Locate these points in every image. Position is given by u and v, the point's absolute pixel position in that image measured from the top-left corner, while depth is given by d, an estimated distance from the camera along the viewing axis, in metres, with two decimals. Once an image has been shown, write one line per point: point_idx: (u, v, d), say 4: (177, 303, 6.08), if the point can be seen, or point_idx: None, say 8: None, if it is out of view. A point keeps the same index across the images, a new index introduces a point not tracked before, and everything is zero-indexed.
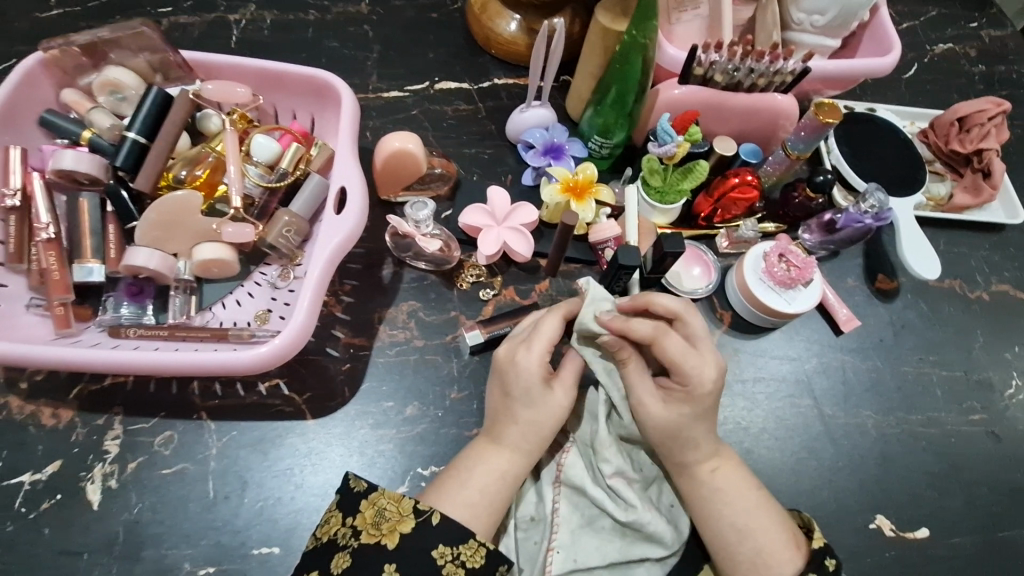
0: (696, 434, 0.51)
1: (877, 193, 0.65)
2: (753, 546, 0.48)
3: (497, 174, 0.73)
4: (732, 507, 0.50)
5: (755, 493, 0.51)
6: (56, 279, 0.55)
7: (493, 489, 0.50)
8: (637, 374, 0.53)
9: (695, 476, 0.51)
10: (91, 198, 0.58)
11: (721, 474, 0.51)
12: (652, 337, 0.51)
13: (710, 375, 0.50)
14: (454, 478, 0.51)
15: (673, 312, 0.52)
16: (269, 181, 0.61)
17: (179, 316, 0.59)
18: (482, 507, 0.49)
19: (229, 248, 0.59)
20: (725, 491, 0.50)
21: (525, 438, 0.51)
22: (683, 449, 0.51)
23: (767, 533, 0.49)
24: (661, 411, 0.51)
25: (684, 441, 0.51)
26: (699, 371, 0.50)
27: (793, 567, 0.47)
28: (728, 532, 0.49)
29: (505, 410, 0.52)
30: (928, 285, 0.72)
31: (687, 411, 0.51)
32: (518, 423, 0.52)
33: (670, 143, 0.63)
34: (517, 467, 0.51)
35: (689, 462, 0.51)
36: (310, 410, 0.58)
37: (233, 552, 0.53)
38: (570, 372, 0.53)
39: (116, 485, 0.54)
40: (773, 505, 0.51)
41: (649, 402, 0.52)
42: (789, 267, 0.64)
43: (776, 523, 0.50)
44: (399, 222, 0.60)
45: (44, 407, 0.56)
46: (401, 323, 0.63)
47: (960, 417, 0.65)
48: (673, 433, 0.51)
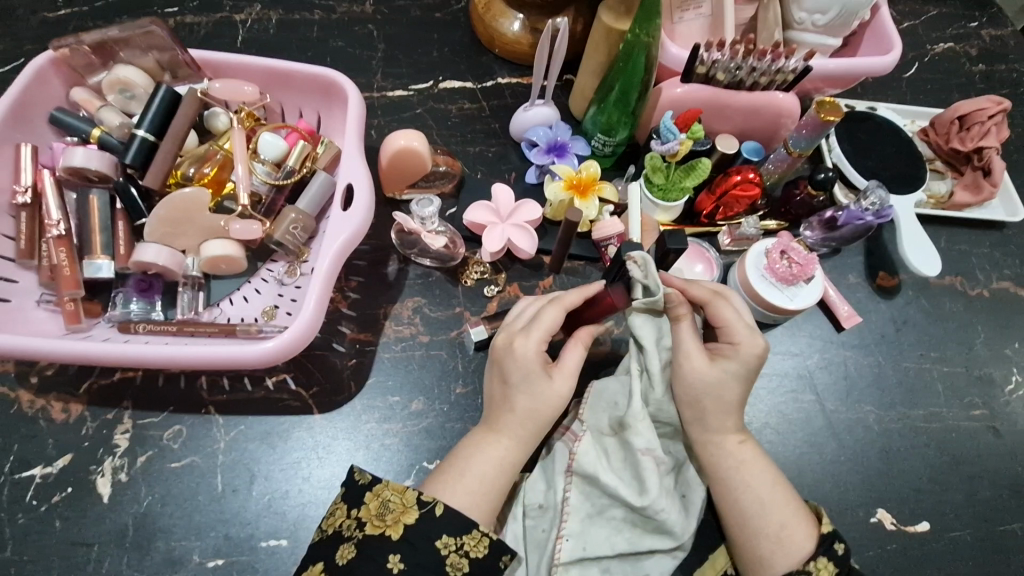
0: (734, 398, 0.53)
1: (880, 190, 0.65)
2: (780, 516, 0.50)
3: (501, 172, 0.73)
4: (757, 478, 0.52)
5: (772, 471, 0.53)
6: (66, 275, 0.56)
7: (498, 480, 0.51)
8: (687, 330, 0.53)
9: (721, 448, 0.53)
10: (101, 196, 0.58)
11: (748, 445, 0.53)
12: (710, 298, 0.55)
13: (758, 342, 0.54)
14: (459, 470, 0.51)
15: (717, 288, 0.57)
16: (276, 178, 0.62)
17: (187, 312, 0.60)
18: (487, 498, 0.50)
19: (236, 245, 0.59)
20: (746, 463, 0.52)
21: (528, 430, 0.52)
22: (720, 410, 0.52)
23: (788, 506, 0.50)
24: (706, 368, 0.52)
25: (723, 402, 0.52)
26: (747, 339, 0.54)
27: (816, 538, 0.49)
28: (755, 504, 0.50)
29: (505, 401, 0.53)
30: (929, 282, 0.72)
31: (731, 369, 0.52)
32: (520, 414, 0.52)
33: (672, 142, 0.64)
34: (519, 457, 0.52)
35: (717, 432, 0.53)
36: (317, 404, 0.59)
37: (242, 544, 0.53)
38: (571, 360, 0.54)
39: (126, 479, 0.54)
40: (789, 485, 0.53)
41: (696, 358, 0.52)
42: (791, 263, 0.65)
43: (793, 499, 0.51)
44: (405, 220, 0.61)
45: (54, 402, 0.57)
46: (407, 319, 0.64)
47: (961, 412, 0.66)
48: (713, 394, 0.52)
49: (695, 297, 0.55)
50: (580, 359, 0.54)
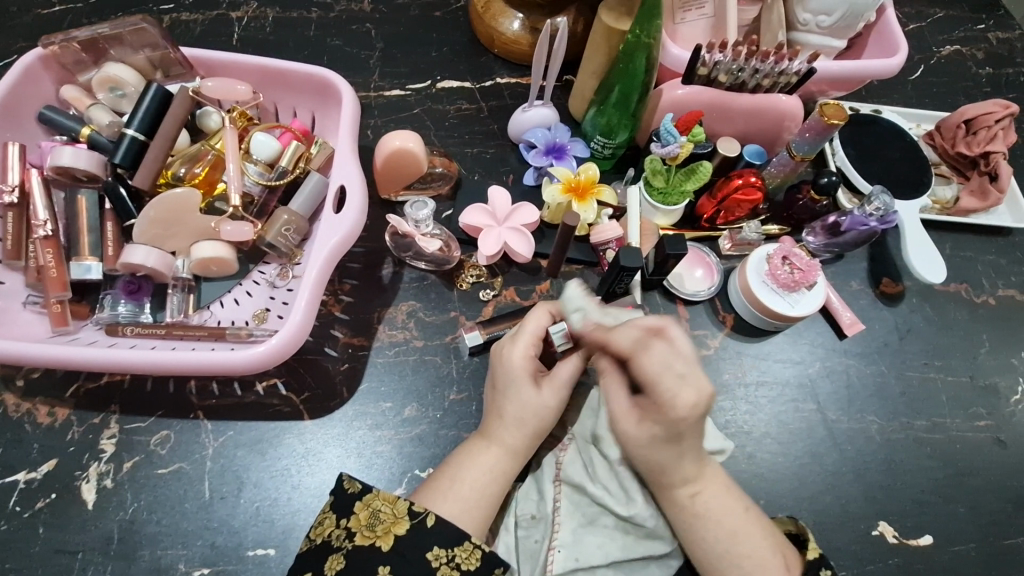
0: (670, 457, 0.48)
1: (885, 194, 0.64)
2: (740, 570, 0.47)
3: (499, 173, 0.72)
4: (717, 529, 0.49)
5: (744, 514, 0.50)
6: (54, 276, 0.55)
7: (495, 493, 0.50)
8: (615, 385, 0.49)
9: (674, 501, 0.49)
10: (89, 194, 0.58)
11: (701, 499, 0.49)
12: (630, 352, 0.46)
13: (687, 404, 0.44)
14: (451, 479, 0.50)
15: (629, 342, 0.46)
16: (269, 179, 0.61)
17: (177, 314, 0.58)
18: (481, 507, 0.49)
19: (228, 247, 0.58)
20: (704, 517, 0.49)
21: (526, 433, 0.52)
22: (658, 472, 0.49)
23: (755, 556, 0.47)
24: (636, 430, 0.48)
25: (658, 462, 0.48)
26: (672, 398, 0.44)
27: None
28: (716, 557, 0.48)
29: (507, 406, 0.52)
30: (934, 289, 0.71)
31: (657, 434, 0.47)
32: (520, 423, 0.52)
33: (673, 144, 0.62)
34: (518, 459, 0.52)
35: (666, 485, 0.49)
36: (308, 410, 0.58)
37: (229, 552, 0.52)
38: (563, 372, 0.52)
39: (111, 485, 0.53)
40: (764, 524, 0.50)
41: (623, 420, 0.48)
42: (793, 269, 0.63)
43: (768, 542, 0.48)
44: (399, 222, 0.59)
45: (40, 405, 0.56)
46: (401, 323, 0.63)
47: (965, 423, 0.64)
48: (648, 455, 0.48)
49: (614, 348, 0.47)
50: (573, 369, 0.52)
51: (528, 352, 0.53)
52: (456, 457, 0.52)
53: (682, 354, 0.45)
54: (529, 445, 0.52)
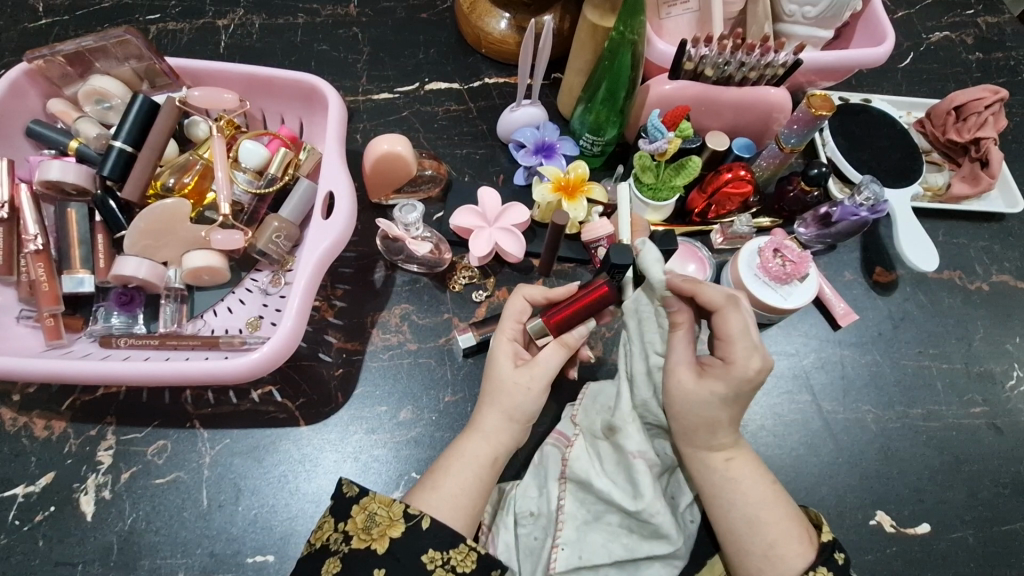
0: (722, 418, 0.49)
1: (875, 183, 0.64)
2: (764, 542, 0.47)
3: (489, 174, 0.72)
4: (749, 498, 0.49)
5: (770, 488, 0.49)
6: (46, 290, 0.55)
7: (485, 490, 0.50)
8: (681, 340, 0.51)
9: (708, 466, 0.50)
10: (79, 208, 0.58)
11: (736, 465, 0.50)
12: (721, 305, 0.49)
13: (756, 366, 0.47)
14: (440, 477, 0.50)
15: (716, 301, 0.49)
16: (258, 187, 0.61)
17: (170, 324, 0.58)
18: (470, 506, 0.49)
19: (220, 256, 0.58)
20: (734, 485, 0.49)
21: (514, 424, 0.53)
22: (705, 432, 0.49)
23: (778, 530, 0.47)
24: (693, 386, 0.49)
25: (710, 422, 0.49)
26: (744, 358, 0.47)
27: (803, 562, 0.46)
28: (741, 529, 0.48)
29: (495, 396, 0.53)
30: (927, 276, 0.71)
31: (716, 392, 0.48)
32: (507, 413, 0.52)
33: (660, 140, 0.62)
34: (506, 449, 0.52)
35: (704, 448, 0.50)
36: (303, 415, 0.58)
37: (228, 560, 0.52)
38: (548, 362, 0.52)
39: (110, 496, 0.54)
40: (786, 499, 0.49)
41: (682, 373, 0.49)
42: (785, 262, 0.63)
43: (791, 518, 0.48)
44: (388, 225, 0.59)
45: (37, 419, 0.56)
46: (395, 326, 0.63)
47: (961, 410, 0.64)
48: (700, 413, 0.49)
49: (704, 301, 0.50)
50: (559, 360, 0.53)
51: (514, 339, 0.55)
52: (449, 451, 0.52)
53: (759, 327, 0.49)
54: (517, 435, 0.53)
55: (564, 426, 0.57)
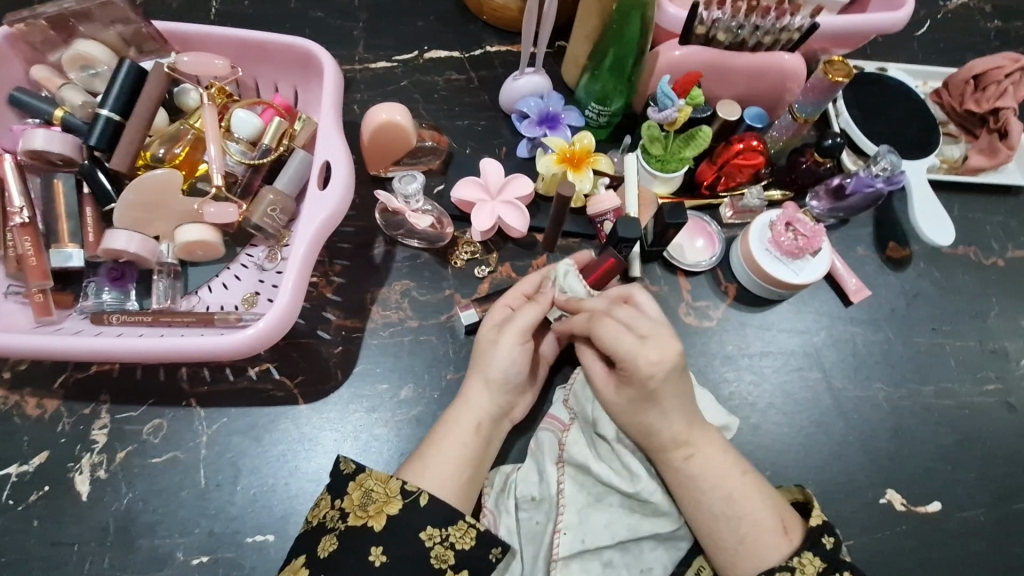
0: (652, 420, 0.49)
1: (891, 154, 0.62)
2: (737, 535, 0.47)
3: (491, 146, 0.70)
4: (712, 493, 0.48)
5: (740, 477, 0.49)
6: (34, 265, 0.53)
7: (472, 458, 0.50)
8: (590, 358, 0.52)
9: (672, 466, 0.49)
10: (65, 179, 0.55)
11: (696, 462, 0.49)
12: (588, 325, 0.50)
13: (649, 360, 0.47)
14: (430, 452, 0.50)
15: (596, 308, 0.51)
16: (252, 158, 0.58)
17: (164, 301, 0.57)
18: (462, 480, 0.49)
19: (213, 231, 0.56)
20: (699, 481, 0.48)
21: (495, 390, 0.53)
22: (645, 437, 0.50)
23: (750, 520, 0.47)
24: (614, 396, 0.51)
25: (642, 429, 0.50)
26: (641, 359, 0.48)
27: (777, 555, 0.45)
28: (715, 520, 0.48)
29: (481, 362, 0.53)
30: (942, 252, 0.69)
31: (632, 397, 0.49)
32: (485, 376, 0.53)
33: (670, 108, 0.59)
34: (486, 419, 0.52)
35: (659, 450, 0.50)
36: (302, 394, 0.57)
37: (227, 540, 0.52)
38: (522, 319, 0.53)
39: (105, 475, 0.53)
40: (764, 489, 0.48)
41: (604, 387, 0.51)
42: (797, 236, 0.62)
43: (768, 507, 0.47)
44: (388, 198, 0.58)
45: (29, 397, 0.54)
46: (395, 303, 0.61)
47: (974, 387, 0.63)
48: (629, 422, 0.50)
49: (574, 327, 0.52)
50: (534, 319, 0.53)
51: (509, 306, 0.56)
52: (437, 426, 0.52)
53: (647, 318, 0.49)
54: (499, 405, 0.53)
55: (557, 410, 0.55)
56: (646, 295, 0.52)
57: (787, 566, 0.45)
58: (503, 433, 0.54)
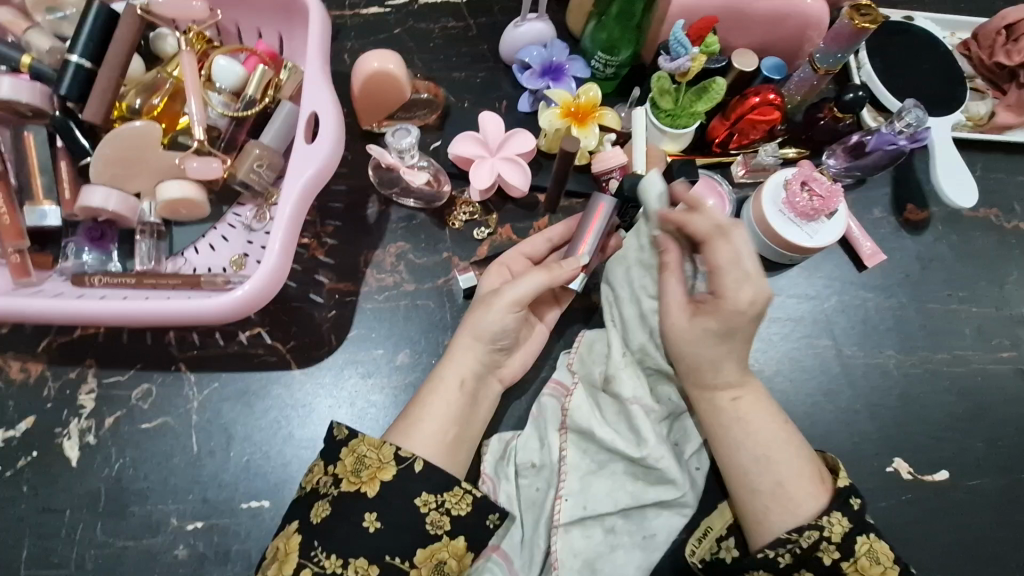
0: (719, 356, 0.48)
1: (917, 109, 0.58)
2: (775, 479, 0.45)
3: (490, 100, 0.66)
4: (757, 437, 0.47)
5: (781, 427, 0.47)
6: (6, 225, 0.50)
7: (456, 417, 0.48)
8: (671, 282, 0.50)
9: (714, 405, 0.49)
10: (37, 132, 0.52)
11: (744, 405, 0.48)
12: (708, 236, 0.47)
13: (748, 297, 0.46)
14: (419, 411, 0.48)
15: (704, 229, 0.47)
16: (235, 110, 0.55)
17: (148, 262, 0.54)
18: (446, 439, 0.47)
19: (196, 187, 0.53)
20: (744, 422, 0.47)
21: (482, 349, 0.50)
22: (696, 370, 0.49)
23: (790, 467, 0.45)
24: (686, 324, 0.48)
25: (705, 360, 0.48)
26: (737, 289, 0.46)
27: (815, 506, 0.44)
28: (751, 464, 0.46)
29: (471, 319, 0.51)
30: (961, 214, 0.66)
31: (711, 329, 0.47)
32: (474, 334, 0.50)
33: (684, 57, 0.55)
34: (471, 377, 0.50)
35: (709, 387, 0.48)
36: (295, 359, 0.55)
37: (221, 505, 0.51)
38: (521, 289, 0.50)
39: (94, 441, 0.51)
40: (800, 442, 0.47)
41: (676, 312, 0.49)
42: (812, 196, 0.58)
43: (806, 460, 0.46)
44: (380, 153, 0.54)
45: (12, 361, 0.53)
46: (390, 267, 0.58)
47: (988, 355, 0.61)
48: (692, 354, 0.48)
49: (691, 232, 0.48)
50: (534, 288, 0.50)
51: (507, 267, 0.55)
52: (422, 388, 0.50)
53: (750, 253, 0.47)
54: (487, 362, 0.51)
55: (561, 375, 0.54)
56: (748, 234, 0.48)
57: (817, 523, 0.44)
58: (490, 391, 0.52)
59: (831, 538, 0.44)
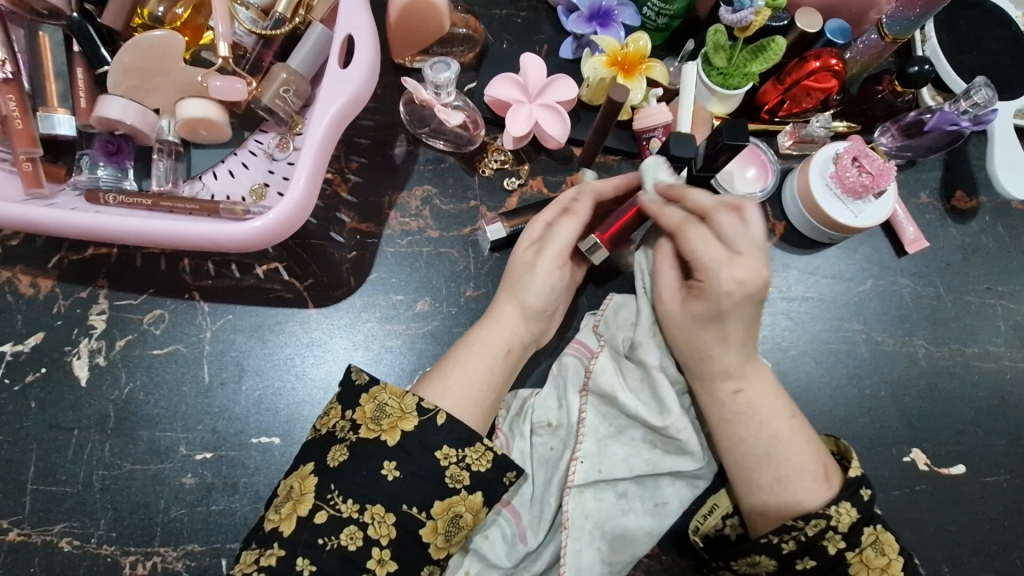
0: (711, 342, 0.46)
1: (987, 88, 0.55)
2: (774, 474, 0.44)
3: (531, 42, 0.61)
4: (758, 431, 0.45)
5: (787, 420, 0.46)
6: (19, 129, 0.48)
7: (498, 383, 0.48)
8: (664, 267, 0.49)
9: (715, 397, 0.47)
10: (52, 33, 0.49)
11: (744, 398, 0.46)
12: (681, 224, 0.47)
13: (734, 277, 0.45)
14: (452, 365, 0.47)
15: (675, 220, 0.48)
16: (263, 28, 0.52)
17: (164, 184, 0.51)
18: (486, 403, 0.46)
19: (218, 108, 0.50)
20: (746, 415, 0.46)
21: (527, 314, 0.49)
22: (699, 358, 0.47)
23: (792, 462, 0.44)
24: (678, 311, 0.48)
25: (698, 348, 0.47)
26: (728, 269, 0.45)
27: (814, 500, 0.43)
28: (751, 459, 0.45)
29: (514, 285, 0.50)
30: (1012, 206, 0.63)
31: (699, 314, 0.46)
32: (520, 301, 0.49)
33: (747, 10, 0.51)
34: (517, 343, 0.49)
35: (709, 380, 0.47)
36: (312, 297, 0.53)
37: (230, 439, 0.50)
38: (560, 238, 0.49)
39: (104, 363, 0.50)
40: (807, 433, 0.46)
41: (669, 299, 0.48)
42: (862, 172, 0.55)
43: (810, 454, 0.45)
44: (416, 87, 0.51)
45: (21, 275, 0.51)
46: (415, 210, 0.56)
47: (1020, 352, 0.60)
48: (685, 339, 0.48)
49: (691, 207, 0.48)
50: (571, 237, 0.49)
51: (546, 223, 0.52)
52: (458, 345, 0.49)
53: (751, 235, 0.46)
54: (529, 331, 0.50)
55: (584, 336, 0.52)
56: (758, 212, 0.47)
57: (823, 513, 0.43)
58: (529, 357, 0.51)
59: (837, 528, 0.43)
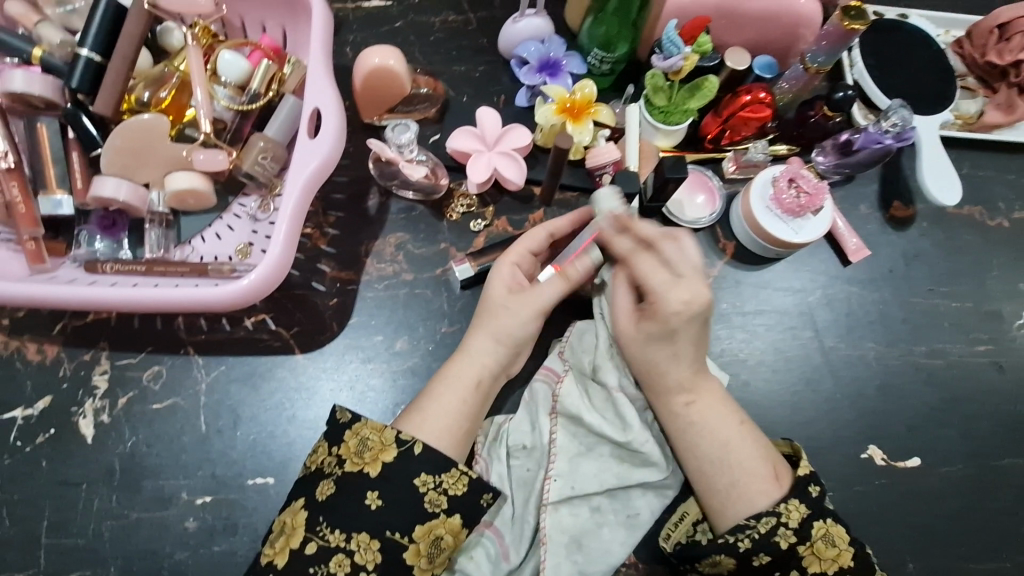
0: (662, 357, 0.51)
1: (903, 109, 0.59)
2: (729, 478, 0.48)
3: (489, 93, 0.67)
4: (711, 440, 0.50)
5: (737, 428, 0.50)
6: (23, 212, 0.53)
7: (471, 411, 0.51)
8: (620, 289, 0.53)
9: (671, 409, 0.51)
10: (50, 124, 0.54)
11: (696, 408, 0.50)
12: (628, 254, 0.51)
13: (681, 299, 0.49)
14: (428, 401, 0.51)
15: (647, 237, 0.51)
16: (240, 103, 0.57)
17: (158, 250, 0.56)
18: (459, 432, 0.50)
19: (204, 179, 0.55)
20: (699, 424, 0.50)
21: (501, 349, 0.53)
22: (652, 373, 0.51)
23: (743, 466, 0.48)
24: (633, 330, 0.51)
25: (651, 362, 0.51)
26: (677, 293, 0.49)
27: (765, 500, 0.47)
28: (709, 466, 0.49)
29: (487, 322, 0.54)
30: (946, 211, 0.68)
31: (651, 333, 0.50)
32: (493, 336, 0.53)
33: (676, 56, 0.57)
34: (487, 374, 0.53)
35: (666, 393, 0.51)
36: (298, 343, 0.57)
37: (230, 482, 0.54)
38: (547, 297, 0.53)
39: (108, 420, 0.54)
40: (757, 438, 0.50)
41: (621, 316, 0.52)
42: (799, 193, 0.60)
43: (760, 458, 0.49)
44: (381, 147, 0.56)
45: (29, 343, 0.55)
46: (389, 257, 0.61)
47: (965, 348, 0.64)
48: (639, 355, 0.51)
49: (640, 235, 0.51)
50: (556, 296, 0.54)
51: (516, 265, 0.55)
52: (435, 379, 0.53)
53: (691, 262, 0.51)
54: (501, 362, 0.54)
55: (552, 361, 0.56)
56: (694, 240, 0.52)
57: (774, 511, 0.46)
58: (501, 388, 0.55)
59: (788, 523, 0.46)
